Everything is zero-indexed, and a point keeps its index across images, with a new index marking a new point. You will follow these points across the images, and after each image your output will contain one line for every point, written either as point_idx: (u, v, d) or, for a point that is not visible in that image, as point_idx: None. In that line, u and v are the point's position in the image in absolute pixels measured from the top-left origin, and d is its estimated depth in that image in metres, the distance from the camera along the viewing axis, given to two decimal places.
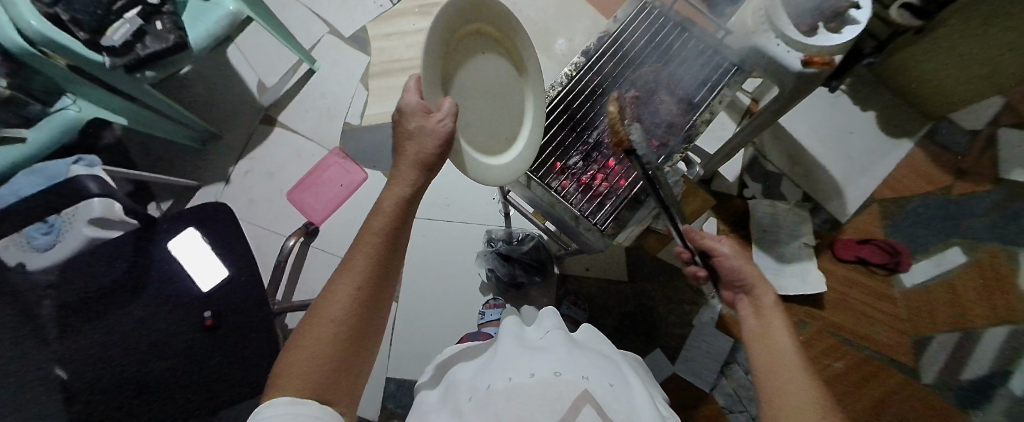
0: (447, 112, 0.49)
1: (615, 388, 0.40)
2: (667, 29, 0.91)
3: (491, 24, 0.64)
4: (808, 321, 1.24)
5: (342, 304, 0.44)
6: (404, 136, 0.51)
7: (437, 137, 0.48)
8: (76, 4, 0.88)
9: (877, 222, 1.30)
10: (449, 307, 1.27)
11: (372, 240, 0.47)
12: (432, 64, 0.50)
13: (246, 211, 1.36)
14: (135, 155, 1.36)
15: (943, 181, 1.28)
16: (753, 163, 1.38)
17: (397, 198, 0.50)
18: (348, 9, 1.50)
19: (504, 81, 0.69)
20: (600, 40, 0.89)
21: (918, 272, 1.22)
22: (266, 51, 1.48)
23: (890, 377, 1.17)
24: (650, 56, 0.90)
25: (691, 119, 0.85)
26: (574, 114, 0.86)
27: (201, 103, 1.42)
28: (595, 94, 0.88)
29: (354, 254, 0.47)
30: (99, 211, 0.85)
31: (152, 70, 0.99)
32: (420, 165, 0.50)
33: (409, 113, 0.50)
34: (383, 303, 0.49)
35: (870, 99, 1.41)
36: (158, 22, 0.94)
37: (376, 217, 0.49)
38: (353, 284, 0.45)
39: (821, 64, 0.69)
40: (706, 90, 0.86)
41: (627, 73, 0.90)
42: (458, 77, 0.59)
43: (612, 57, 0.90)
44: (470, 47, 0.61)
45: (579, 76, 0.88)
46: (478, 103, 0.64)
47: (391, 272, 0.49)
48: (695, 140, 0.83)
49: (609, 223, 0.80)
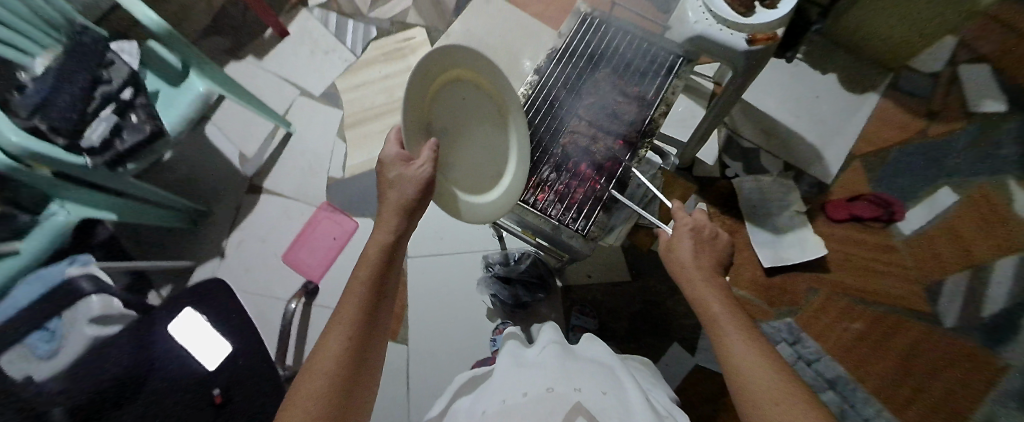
0: (426, 159, 0.52)
1: (610, 395, 0.40)
2: (607, 35, 0.94)
3: (469, 68, 0.65)
4: (816, 288, 1.23)
5: (335, 354, 0.44)
6: (385, 184, 0.54)
7: (416, 183, 0.51)
8: (54, 112, 0.92)
9: (863, 178, 1.33)
10: (460, 338, 1.25)
11: (358, 290, 0.49)
12: (411, 116, 0.53)
13: (244, 281, 1.36)
14: (129, 247, 1.37)
15: (918, 125, 1.32)
16: (729, 143, 1.41)
17: (381, 246, 0.52)
18: (317, 69, 1.55)
19: (484, 114, 0.71)
20: (549, 57, 0.93)
21: (914, 218, 1.21)
22: (242, 123, 1.52)
23: (908, 326, 1.10)
24: (598, 61, 0.93)
25: (649, 115, 0.88)
26: (539, 131, 0.88)
27: (187, 184, 1.44)
28: (556, 109, 0.90)
29: (342, 306, 0.48)
30: (98, 308, 0.84)
31: (134, 163, 1.01)
32: (401, 211, 0.53)
33: (389, 162, 0.54)
34: (373, 351, 0.50)
35: (827, 61, 1.47)
36: (133, 116, 0.98)
37: (362, 266, 0.52)
38: (345, 334, 0.46)
39: (766, 40, 0.75)
40: (657, 84, 0.90)
41: (582, 82, 0.92)
42: (437, 121, 0.62)
43: (563, 68, 0.93)
44: (446, 91, 0.63)
45: (537, 92, 0.91)
46: (458, 142, 0.67)
47: (379, 320, 0.51)
48: (655, 134, 0.86)
49: (589, 227, 0.81)
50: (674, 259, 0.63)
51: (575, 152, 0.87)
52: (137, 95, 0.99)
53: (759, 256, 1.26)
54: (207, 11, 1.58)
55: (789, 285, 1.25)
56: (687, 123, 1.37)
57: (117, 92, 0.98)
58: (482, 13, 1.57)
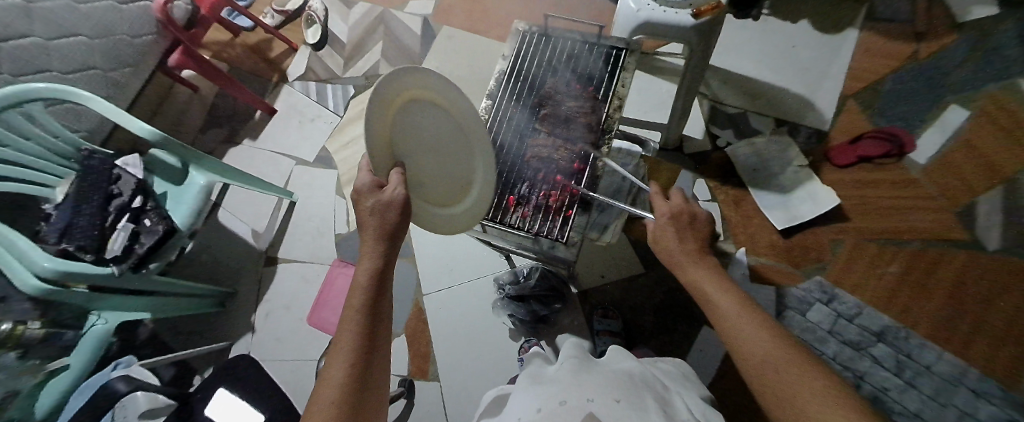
0: (397, 183, 0.55)
1: (621, 403, 0.45)
2: (552, 41, 0.97)
3: (422, 90, 0.67)
4: (840, 239, 1.16)
5: (337, 383, 0.44)
6: (361, 212, 0.55)
7: (394, 207, 0.53)
8: (76, 233, 1.02)
9: (861, 117, 1.26)
10: (490, 365, 1.25)
11: (354, 316, 0.50)
12: (377, 146, 0.55)
13: (277, 350, 1.40)
14: (169, 339, 1.44)
15: (907, 51, 1.28)
16: (714, 112, 1.38)
17: (369, 272, 0.54)
18: (307, 137, 1.65)
19: (446, 134, 0.73)
20: (500, 78, 0.96)
21: (925, 147, 1.18)
22: (250, 203, 1.61)
23: (948, 261, 1.07)
24: (546, 72, 0.96)
25: (604, 112, 0.89)
26: (500, 149, 0.91)
27: (211, 270, 1.52)
28: (513, 126, 0.93)
29: (339, 336, 0.49)
30: (144, 403, 0.96)
31: (156, 261, 1.09)
32: (382, 235, 0.55)
33: (362, 191, 0.55)
34: (374, 381, 0.49)
35: (794, 8, 1.44)
36: (146, 219, 1.06)
37: (354, 294, 0.53)
38: (348, 360, 0.46)
39: (711, 10, 0.75)
40: (605, 81, 0.92)
41: (535, 95, 0.95)
42: (402, 148, 0.63)
43: (514, 88, 0.96)
44: (404, 115, 0.64)
45: (494, 114, 0.94)
46: (426, 165, 0.70)
47: (378, 347, 0.51)
48: (615, 129, 0.87)
49: (568, 234, 0.83)
50: (665, 244, 0.62)
51: (544, 160, 0.89)
52: (147, 201, 1.08)
53: (771, 220, 1.21)
54: (201, 107, 1.69)
55: (812, 242, 1.18)
56: (668, 103, 1.37)
57: (128, 202, 1.07)
58: (447, 49, 1.63)
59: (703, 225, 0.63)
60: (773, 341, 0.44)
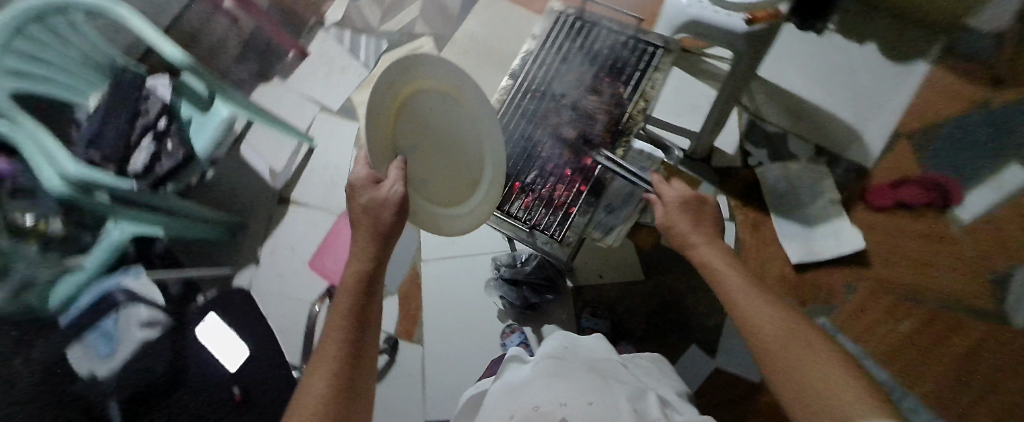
0: (396, 179, 0.54)
1: (594, 405, 0.45)
2: (584, 30, 0.97)
3: (428, 80, 0.66)
4: (854, 283, 1.11)
5: (320, 393, 0.43)
6: (357, 208, 0.55)
7: (390, 206, 0.53)
8: (104, 146, 1.06)
9: (910, 157, 1.16)
10: (473, 340, 1.26)
11: (340, 323, 0.49)
12: (376, 137, 0.54)
13: (278, 286, 1.43)
14: (181, 257, 1.47)
15: (980, 94, 1.14)
16: (751, 128, 1.31)
17: (358, 274, 0.54)
18: (335, 85, 1.65)
19: (452, 126, 0.72)
20: (523, 61, 0.98)
21: (973, 203, 1.07)
22: (272, 142, 1.64)
23: (966, 332, 1.00)
24: (572, 61, 0.96)
25: (626, 111, 0.88)
26: (514, 134, 0.93)
27: (228, 200, 1.58)
28: (531, 112, 0.94)
29: (325, 344, 0.48)
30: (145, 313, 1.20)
31: (173, 183, 1.19)
32: (375, 234, 0.55)
33: (359, 185, 0.55)
34: (361, 391, 0.47)
35: (863, 28, 1.32)
36: (168, 142, 1.14)
37: (342, 297, 0.52)
38: (330, 372, 0.45)
39: (766, 17, 0.68)
40: (634, 79, 0.90)
41: (558, 83, 0.96)
42: (405, 140, 0.62)
43: (537, 73, 0.97)
44: (409, 105, 0.63)
45: (510, 98, 0.96)
46: (431, 160, 0.68)
47: (365, 354, 0.50)
48: (634, 132, 0.87)
49: (564, 233, 0.83)
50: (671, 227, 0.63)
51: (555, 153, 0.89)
52: (171, 124, 1.14)
53: (786, 251, 1.17)
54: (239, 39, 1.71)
55: (824, 281, 1.13)
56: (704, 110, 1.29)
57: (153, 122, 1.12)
58: (486, 16, 1.58)
59: (710, 209, 0.64)
60: (783, 316, 0.45)
